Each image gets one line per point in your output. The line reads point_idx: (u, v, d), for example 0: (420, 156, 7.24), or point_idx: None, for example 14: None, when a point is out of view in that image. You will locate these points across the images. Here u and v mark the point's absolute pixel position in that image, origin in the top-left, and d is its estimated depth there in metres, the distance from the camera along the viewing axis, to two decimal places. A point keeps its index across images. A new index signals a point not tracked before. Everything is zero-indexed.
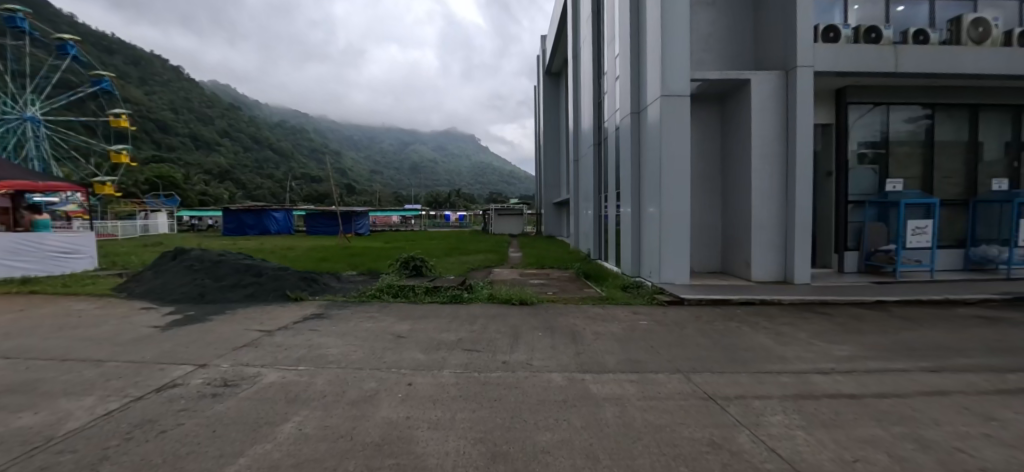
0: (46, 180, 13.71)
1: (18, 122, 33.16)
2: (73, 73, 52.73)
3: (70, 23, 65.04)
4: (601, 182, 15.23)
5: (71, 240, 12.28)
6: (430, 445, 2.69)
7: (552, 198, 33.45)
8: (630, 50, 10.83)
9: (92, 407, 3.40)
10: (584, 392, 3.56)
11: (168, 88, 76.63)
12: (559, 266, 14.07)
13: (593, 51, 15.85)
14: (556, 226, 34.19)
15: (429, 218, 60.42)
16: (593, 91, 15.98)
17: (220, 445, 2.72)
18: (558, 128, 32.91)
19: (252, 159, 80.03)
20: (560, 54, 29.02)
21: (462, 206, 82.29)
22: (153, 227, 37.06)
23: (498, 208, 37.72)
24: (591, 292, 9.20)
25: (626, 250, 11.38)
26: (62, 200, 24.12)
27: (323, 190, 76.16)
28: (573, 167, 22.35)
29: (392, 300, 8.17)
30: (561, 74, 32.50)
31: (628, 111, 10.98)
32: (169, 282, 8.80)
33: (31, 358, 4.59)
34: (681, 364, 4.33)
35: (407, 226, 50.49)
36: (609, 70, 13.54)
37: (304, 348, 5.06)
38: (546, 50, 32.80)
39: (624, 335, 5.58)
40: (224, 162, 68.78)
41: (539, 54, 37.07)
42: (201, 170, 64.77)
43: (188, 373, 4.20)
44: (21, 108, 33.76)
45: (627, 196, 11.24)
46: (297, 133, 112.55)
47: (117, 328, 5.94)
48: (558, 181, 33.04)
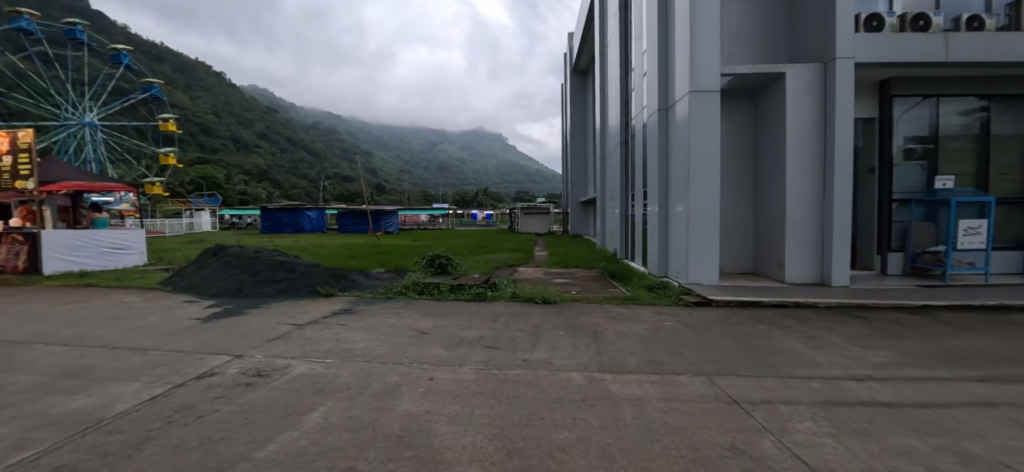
0: (102, 180, 14.63)
1: (77, 127, 35.45)
2: (127, 81, 56.09)
3: (125, 33, 69.47)
4: (628, 180, 14.97)
5: (119, 237, 12.97)
6: (447, 439, 2.78)
7: (578, 197, 33.03)
8: (657, 46, 10.56)
9: (139, 392, 3.68)
10: (603, 391, 3.52)
11: (211, 93, 80.75)
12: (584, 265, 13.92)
13: (620, 47, 15.53)
14: (582, 225, 33.66)
15: (456, 216, 61.23)
16: (620, 87, 15.67)
17: (252, 432, 2.96)
18: (585, 126, 32.70)
19: (288, 160, 83.56)
20: (587, 51, 28.75)
21: (490, 205, 82.94)
22: (198, 225, 39.21)
23: (524, 206, 37.66)
24: (616, 292, 9.07)
25: (653, 248, 11.15)
26: (117, 200, 25.93)
27: (354, 189, 78.59)
28: (599, 164, 22.03)
29: (417, 296, 8.33)
30: (588, 71, 32.24)
31: (655, 107, 10.75)
32: (209, 276, 9.30)
33: (86, 346, 4.97)
34: (705, 366, 4.20)
35: (435, 224, 51.40)
36: (636, 66, 13.31)
37: (331, 342, 5.23)
38: (572, 47, 32.60)
39: (646, 335, 5.48)
40: (261, 163, 72.11)
41: (566, 52, 36.61)
42: (240, 171, 68.02)
43: (224, 363, 4.43)
44: (80, 113, 35.96)
45: (653, 194, 11.01)
46: (330, 134, 116.29)
47: (162, 319, 6.36)
48: (584, 179, 32.65)
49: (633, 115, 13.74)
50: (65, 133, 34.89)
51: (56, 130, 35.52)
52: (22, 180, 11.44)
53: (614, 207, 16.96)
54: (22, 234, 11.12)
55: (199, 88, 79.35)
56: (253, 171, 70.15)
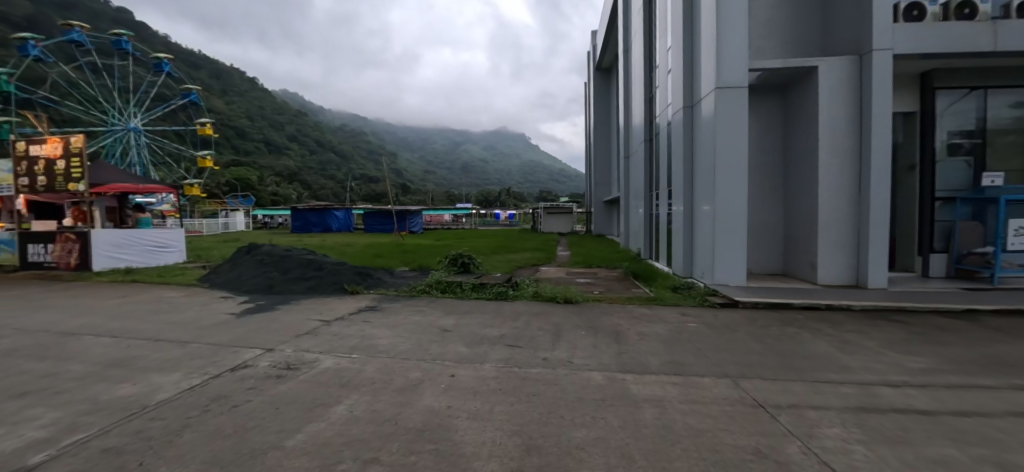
0: (145, 182, 15.51)
1: (123, 133, 37.66)
2: (167, 87, 59.20)
3: (166, 43, 73.36)
4: (652, 179, 14.74)
5: (160, 235, 13.72)
6: (467, 435, 2.85)
7: (601, 196, 32.70)
8: (682, 42, 10.36)
9: (178, 382, 3.91)
10: (623, 391, 3.49)
11: (244, 98, 84.29)
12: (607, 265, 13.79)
13: (644, 44, 15.30)
14: (605, 225, 33.26)
15: (479, 216, 61.67)
16: (644, 84, 15.45)
17: (282, 422, 3.12)
18: (608, 125, 32.37)
19: (316, 162, 86.32)
20: (610, 49, 28.49)
21: (513, 205, 83.08)
22: (233, 225, 40.99)
23: (547, 206, 37.56)
24: (639, 292, 8.95)
25: (678, 249, 10.94)
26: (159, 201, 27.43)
27: (379, 190, 80.30)
28: (623, 164, 21.74)
29: (440, 294, 8.46)
30: (611, 69, 31.89)
31: (680, 104, 10.54)
32: (243, 274, 9.73)
33: (131, 338, 5.30)
34: (729, 368, 4.11)
35: (458, 224, 51.94)
36: (660, 63, 13.09)
37: (356, 338, 5.39)
38: (596, 46, 32.36)
39: (669, 337, 5.39)
40: (292, 165, 74.67)
41: (589, 50, 36.36)
42: (271, 172, 70.65)
43: (256, 356, 4.64)
44: (126, 119, 38.15)
45: (678, 194, 10.81)
46: (355, 135, 119.24)
47: (199, 313, 6.71)
48: (607, 179, 32.30)
49: (658, 113, 13.51)
50: (112, 138, 37.12)
51: (104, 136, 37.83)
52: (73, 182, 12.21)
53: (638, 206, 16.71)
54: (75, 232, 11.89)
55: (234, 94, 82.98)
56: (284, 172, 72.76)
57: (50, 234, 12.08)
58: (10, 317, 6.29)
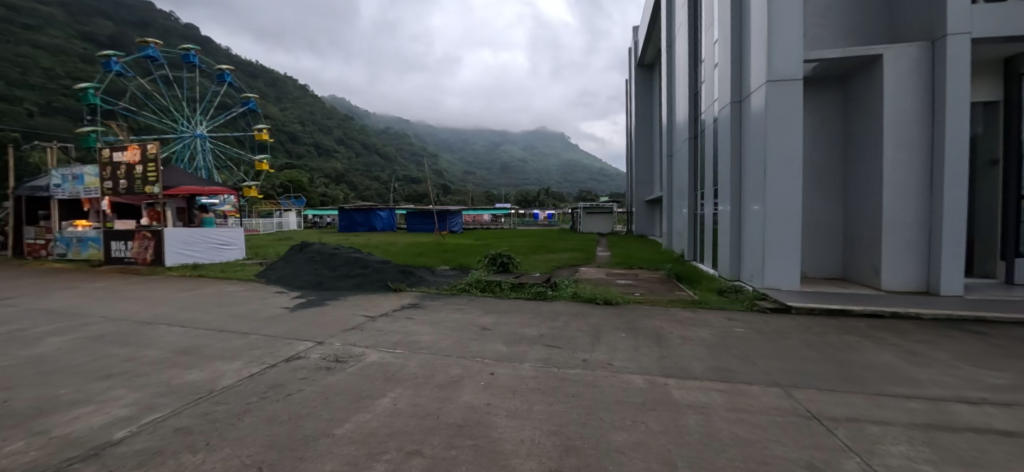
0: (210, 185, 16.86)
1: (190, 139, 40.99)
2: (229, 96, 64.02)
3: (228, 55, 79.41)
4: (696, 178, 14.21)
5: (224, 234, 14.78)
6: (507, 432, 2.89)
7: (643, 196, 31.87)
8: (730, 34, 9.90)
9: (240, 370, 4.23)
10: (665, 396, 3.39)
11: (297, 104, 89.61)
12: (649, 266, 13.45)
13: (690, 37, 14.76)
14: (647, 225, 32.33)
15: (517, 216, 62.00)
16: (689, 80, 14.91)
17: (331, 412, 3.30)
18: (651, 122, 31.54)
19: (362, 164, 90.18)
20: (653, 45, 27.73)
21: (552, 204, 82.68)
22: (286, 225, 43.60)
23: (586, 206, 37.12)
24: (682, 295, 8.67)
25: (724, 251, 10.49)
26: (222, 202, 29.73)
27: (419, 190, 82.55)
28: (666, 162, 21.10)
29: (479, 293, 8.59)
30: (654, 65, 31.05)
31: (727, 100, 10.10)
32: (296, 270, 10.35)
33: (199, 328, 5.80)
34: (780, 377, 3.88)
35: (497, 224, 52.42)
36: (706, 57, 12.60)
37: (399, 334, 5.59)
38: (638, 42, 31.62)
39: (714, 341, 5.18)
40: (339, 167, 78.41)
41: (631, 47, 35.59)
42: (320, 175, 74.61)
43: (308, 348, 4.93)
44: (193, 126, 41.56)
45: (725, 193, 10.36)
46: (396, 138, 123.38)
47: (257, 307, 7.21)
48: (650, 177, 31.43)
49: (704, 109, 13.00)
50: (181, 144, 40.55)
51: (175, 142, 41.40)
52: (149, 185, 13.44)
53: (682, 206, 16.15)
54: (150, 231, 13.13)
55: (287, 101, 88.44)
56: (332, 174, 76.61)
57: (130, 233, 13.40)
58: (100, 306, 7.06)
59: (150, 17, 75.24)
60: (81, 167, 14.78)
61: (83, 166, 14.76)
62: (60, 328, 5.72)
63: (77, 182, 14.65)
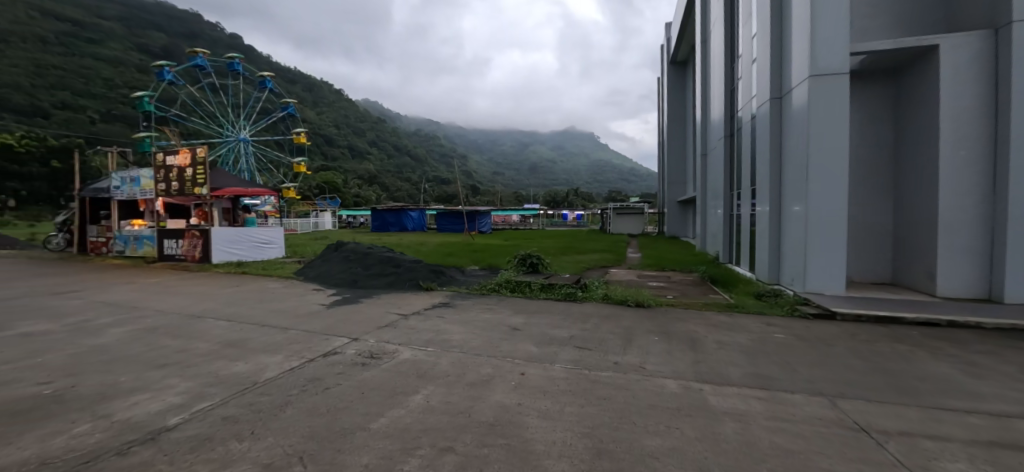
0: (252, 187, 17.72)
1: (235, 143, 43.08)
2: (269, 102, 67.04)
3: (268, 63, 83.20)
4: (733, 177, 13.75)
5: (264, 233, 15.49)
6: (538, 433, 2.90)
7: (676, 196, 31.12)
8: (770, 28, 9.53)
9: (281, 363, 4.44)
10: (701, 402, 3.30)
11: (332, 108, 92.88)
12: (682, 268, 13.13)
13: (726, 33, 14.32)
14: (680, 226, 31.52)
15: (546, 216, 61.83)
16: (725, 76, 14.44)
17: (366, 407, 3.41)
18: (685, 121, 30.77)
19: (393, 165, 92.46)
20: (687, 40, 26.99)
21: (581, 205, 81.87)
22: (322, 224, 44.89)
23: (616, 206, 36.58)
24: (717, 298, 8.42)
25: (762, 253, 10.10)
26: (263, 203, 31.18)
27: (448, 191, 83.69)
28: (699, 161, 20.51)
29: (509, 293, 8.64)
30: (688, 62, 30.25)
31: (766, 96, 9.72)
32: (332, 268, 10.73)
33: (243, 322, 6.11)
34: (825, 386, 3.71)
35: (525, 224, 52.42)
36: (744, 53, 12.17)
37: (431, 332, 5.70)
38: (670, 39, 30.88)
39: (751, 347, 5.01)
40: (371, 169, 80.65)
41: (663, 44, 34.81)
42: (353, 176, 76.98)
43: (344, 344, 5.10)
44: (237, 130, 43.60)
45: (764, 194, 9.98)
46: (424, 139, 125.62)
47: (296, 303, 7.53)
48: (683, 177, 30.66)
49: (741, 106, 12.57)
50: (226, 148, 42.66)
51: (220, 146, 43.60)
52: (198, 187, 14.28)
53: (717, 207, 15.68)
54: (199, 230, 13.93)
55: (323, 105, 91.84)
56: (365, 175, 78.97)
57: (181, 231, 14.27)
58: (154, 299, 7.56)
59: (197, 28, 80.06)
60: (137, 170, 15.84)
61: (139, 169, 15.82)
62: (120, 319, 6.17)
63: (134, 184, 15.73)
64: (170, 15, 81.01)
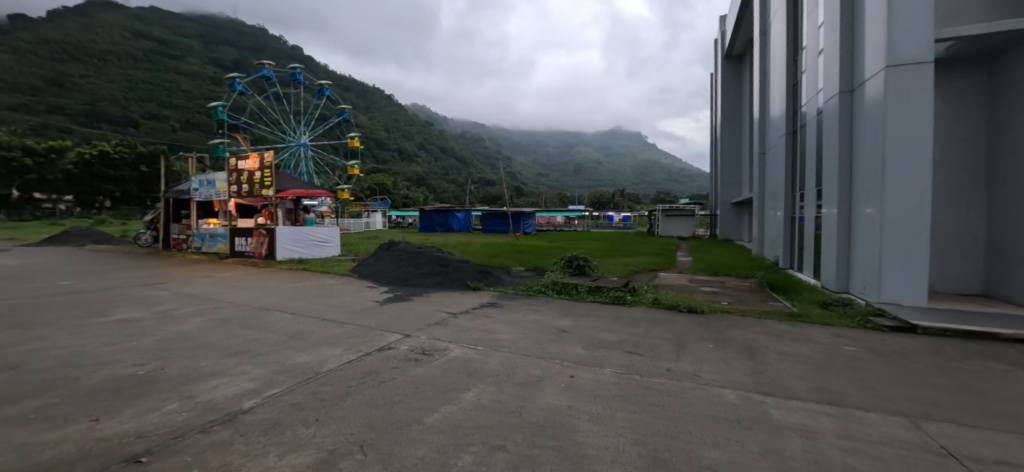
0: (312, 189, 18.89)
1: (296, 147, 45.57)
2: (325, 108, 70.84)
3: (324, 71, 88.15)
4: (795, 177, 12.90)
5: (322, 232, 16.46)
6: (590, 436, 2.89)
7: (730, 198, 29.69)
8: (840, 17, 8.87)
9: (340, 356, 4.72)
10: (763, 415, 3.15)
11: (384, 113, 96.71)
12: (738, 273, 12.50)
13: (788, 24, 13.50)
14: (734, 229, 29.99)
15: (592, 218, 61.09)
16: (788, 69, 13.56)
17: (422, 401, 3.56)
18: (741, 118, 29.23)
19: (440, 167, 94.91)
20: (744, 32, 25.61)
21: (627, 206, 79.88)
22: (373, 225, 46.70)
23: (664, 208, 35.39)
24: (777, 306, 7.95)
25: (829, 258, 9.40)
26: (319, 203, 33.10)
27: (495, 193, 84.64)
28: (756, 160, 19.40)
29: (556, 295, 8.64)
30: (744, 56, 28.69)
31: (835, 90, 9.04)
32: (384, 267, 11.20)
33: (306, 315, 6.54)
34: (905, 406, 3.42)
35: (570, 226, 51.93)
36: (809, 44, 11.39)
37: (480, 331, 5.82)
38: (725, 32, 29.46)
39: (819, 360, 4.70)
40: (420, 171, 83.18)
41: (717, 38, 33.21)
42: (404, 179, 79.77)
43: (398, 340, 5.33)
44: (298, 136, 46.40)
45: (831, 195, 9.28)
46: (466, 140, 127.88)
47: (352, 299, 7.95)
48: (739, 178, 29.15)
49: (804, 101, 11.79)
50: (289, 153, 45.49)
51: (284, 151, 46.51)
52: (265, 189, 15.42)
53: (776, 209, 14.77)
54: (265, 229, 15.05)
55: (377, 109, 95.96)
56: (414, 178, 81.56)
57: (249, 230, 15.47)
58: (227, 292, 8.28)
59: (260, 41, 86.60)
60: (212, 174, 17.27)
61: (215, 172, 17.29)
62: (199, 309, 6.80)
63: (210, 186, 17.17)
64: (239, 30, 88.26)
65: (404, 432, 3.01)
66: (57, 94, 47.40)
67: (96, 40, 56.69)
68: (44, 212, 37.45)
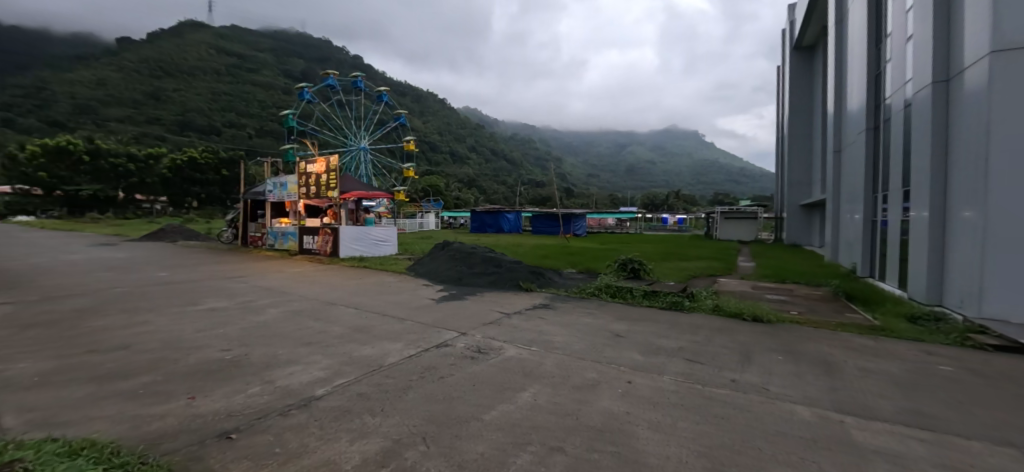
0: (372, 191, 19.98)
1: (357, 151, 48.13)
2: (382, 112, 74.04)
3: (379, 77, 92.40)
4: (877, 177, 11.78)
5: (380, 232, 17.33)
6: (650, 445, 2.87)
7: (798, 199, 27.66)
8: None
9: (401, 350, 4.98)
10: (843, 436, 2.95)
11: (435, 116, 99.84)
12: (809, 281, 11.63)
13: (870, 9, 12.34)
14: (802, 233, 27.88)
15: (644, 220, 59.18)
16: (869, 59, 12.39)
17: (480, 398, 3.69)
18: (813, 113, 27.07)
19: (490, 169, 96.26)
20: (816, 21, 23.77)
21: (682, 208, 76.41)
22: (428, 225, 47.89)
23: (722, 209, 33.61)
24: (854, 318, 7.34)
25: (917, 267, 8.50)
26: (376, 204, 34.86)
27: (544, 194, 84.28)
28: (829, 158, 17.90)
29: (609, 298, 8.55)
30: (816, 46, 26.57)
31: (927, 81, 8.17)
32: (439, 266, 11.61)
33: (368, 310, 6.95)
34: (1018, 437, 3.04)
35: (621, 228, 50.68)
36: (895, 31, 10.35)
37: (534, 332, 5.89)
38: (794, 22, 27.49)
39: (907, 379, 4.30)
40: (471, 173, 84.69)
41: (786, 28, 31.04)
42: (456, 180, 81.39)
43: (454, 337, 5.53)
44: (358, 140, 48.89)
45: (921, 197, 8.39)
46: (512, 141, 128.69)
47: (410, 296, 8.33)
48: (809, 178, 27.05)
49: (889, 93, 10.75)
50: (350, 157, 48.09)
51: (345, 155, 49.22)
52: (331, 190, 16.54)
53: (854, 212, 13.56)
54: (329, 228, 16.12)
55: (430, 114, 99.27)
56: (466, 179, 83.04)
57: (315, 229, 16.66)
58: (297, 286, 9.00)
59: (323, 52, 92.92)
60: (285, 176, 18.64)
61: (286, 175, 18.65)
62: (274, 301, 7.46)
63: (282, 188, 18.59)
64: (305, 42, 95.22)
65: (466, 427, 3.14)
66: (154, 106, 55.93)
67: (188, 59, 65.56)
68: (144, 211, 43.06)
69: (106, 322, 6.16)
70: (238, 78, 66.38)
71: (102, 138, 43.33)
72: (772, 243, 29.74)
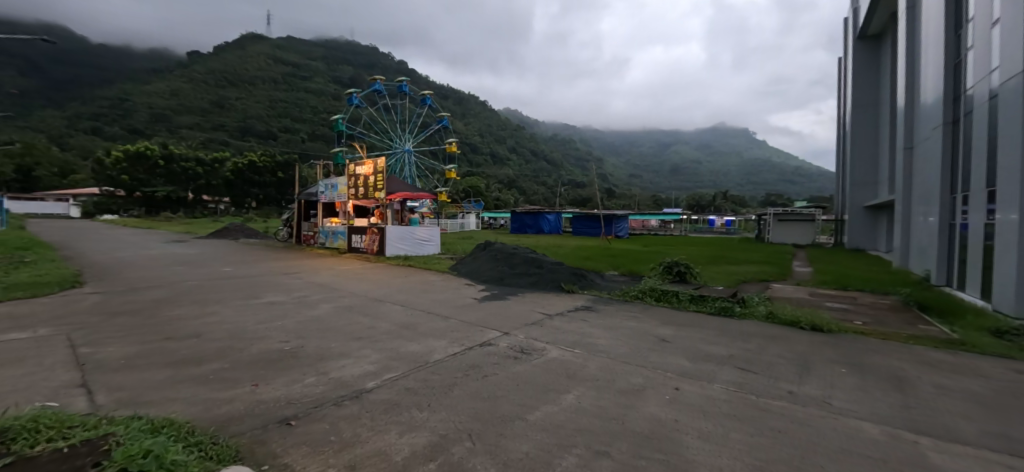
0: (416, 192, 20.61)
1: (401, 154, 49.59)
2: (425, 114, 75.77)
3: (420, 80, 94.84)
4: (956, 176, 10.72)
5: (424, 232, 17.82)
6: (701, 455, 2.80)
7: (863, 200, 25.59)
8: None
9: (445, 348, 5.14)
10: (918, 458, 2.75)
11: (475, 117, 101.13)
12: (875, 289, 10.78)
13: None
14: (867, 237, 25.77)
15: (690, 222, 56.87)
16: (947, 46, 11.29)
17: (525, 398, 3.75)
18: (880, 107, 24.96)
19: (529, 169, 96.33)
20: (885, 8, 21.97)
21: (730, 209, 72.72)
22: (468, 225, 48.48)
23: (775, 211, 31.75)
24: (929, 330, 6.74)
25: (1004, 276, 7.67)
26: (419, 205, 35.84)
27: (585, 194, 83.02)
28: (899, 155, 16.47)
29: (654, 302, 8.36)
30: (884, 34, 24.53)
31: (1018, 69, 7.34)
32: (480, 266, 11.80)
33: (414, 308, 7.21)
34: None
35: (665, 229, 49.08)
36: (980, 15, 9.37)
37: (577, 334, 5.89)
38: (859, 10, 25.57)
39: (994, 400, 3.92)
40: (510, 173, 84.95)
41: (850, 17, 28.89)
42: (496, 181, 81.92)
43: (498, 337, 5.63)
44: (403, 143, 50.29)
45: (1009, 198, 7.58)
46: (549, 140, 127.96)
47: (454, 295, 8.54)
48: (877, 177, 24.95)
49: (971, 83, 9.79)
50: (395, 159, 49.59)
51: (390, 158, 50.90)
52: (377, 191, 17.25)
53: (929, 214, 12.40)
54: (376, 228, 16.80)
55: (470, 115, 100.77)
56: (505, 179, 83.35)
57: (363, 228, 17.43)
58: (347, 282, 9.49)
59: (368, 58, 96.83)
60: (334, 178, 19.79)
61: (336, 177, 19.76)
62: (326, 297, 7.91)
63: (332, 189, 19.71)
64: (351, 49, 99.66)
65: (512, 427, 3.21)
66: (218, 113, 60.65)
67: (248, 67, 70.19)
68: (209, 210, 46.81)
69: (181, 312, 6.79)
70: (291, 85, 70.59)
71: (174, 143, 47.60)
72: (831, 247, 27.79)
